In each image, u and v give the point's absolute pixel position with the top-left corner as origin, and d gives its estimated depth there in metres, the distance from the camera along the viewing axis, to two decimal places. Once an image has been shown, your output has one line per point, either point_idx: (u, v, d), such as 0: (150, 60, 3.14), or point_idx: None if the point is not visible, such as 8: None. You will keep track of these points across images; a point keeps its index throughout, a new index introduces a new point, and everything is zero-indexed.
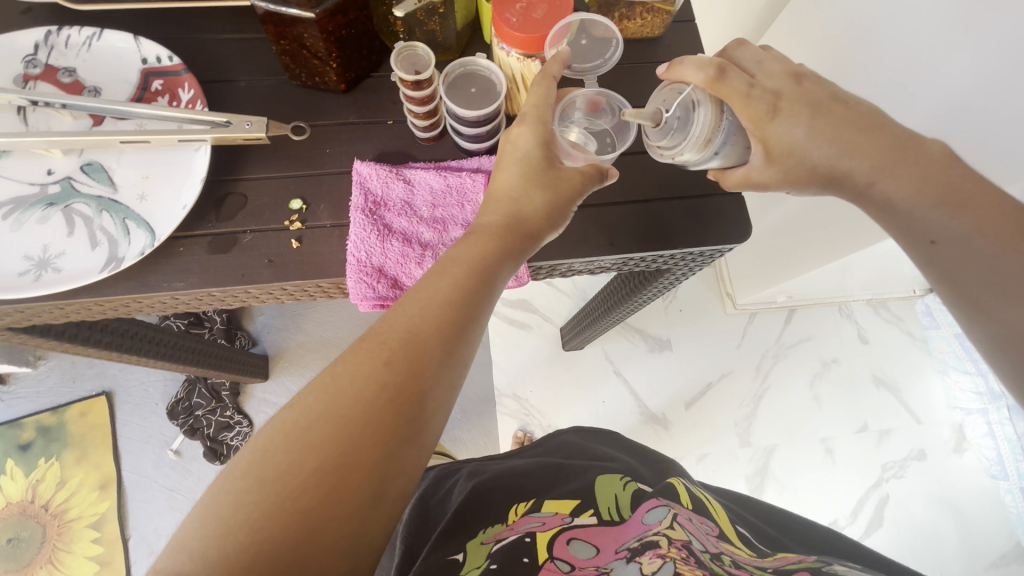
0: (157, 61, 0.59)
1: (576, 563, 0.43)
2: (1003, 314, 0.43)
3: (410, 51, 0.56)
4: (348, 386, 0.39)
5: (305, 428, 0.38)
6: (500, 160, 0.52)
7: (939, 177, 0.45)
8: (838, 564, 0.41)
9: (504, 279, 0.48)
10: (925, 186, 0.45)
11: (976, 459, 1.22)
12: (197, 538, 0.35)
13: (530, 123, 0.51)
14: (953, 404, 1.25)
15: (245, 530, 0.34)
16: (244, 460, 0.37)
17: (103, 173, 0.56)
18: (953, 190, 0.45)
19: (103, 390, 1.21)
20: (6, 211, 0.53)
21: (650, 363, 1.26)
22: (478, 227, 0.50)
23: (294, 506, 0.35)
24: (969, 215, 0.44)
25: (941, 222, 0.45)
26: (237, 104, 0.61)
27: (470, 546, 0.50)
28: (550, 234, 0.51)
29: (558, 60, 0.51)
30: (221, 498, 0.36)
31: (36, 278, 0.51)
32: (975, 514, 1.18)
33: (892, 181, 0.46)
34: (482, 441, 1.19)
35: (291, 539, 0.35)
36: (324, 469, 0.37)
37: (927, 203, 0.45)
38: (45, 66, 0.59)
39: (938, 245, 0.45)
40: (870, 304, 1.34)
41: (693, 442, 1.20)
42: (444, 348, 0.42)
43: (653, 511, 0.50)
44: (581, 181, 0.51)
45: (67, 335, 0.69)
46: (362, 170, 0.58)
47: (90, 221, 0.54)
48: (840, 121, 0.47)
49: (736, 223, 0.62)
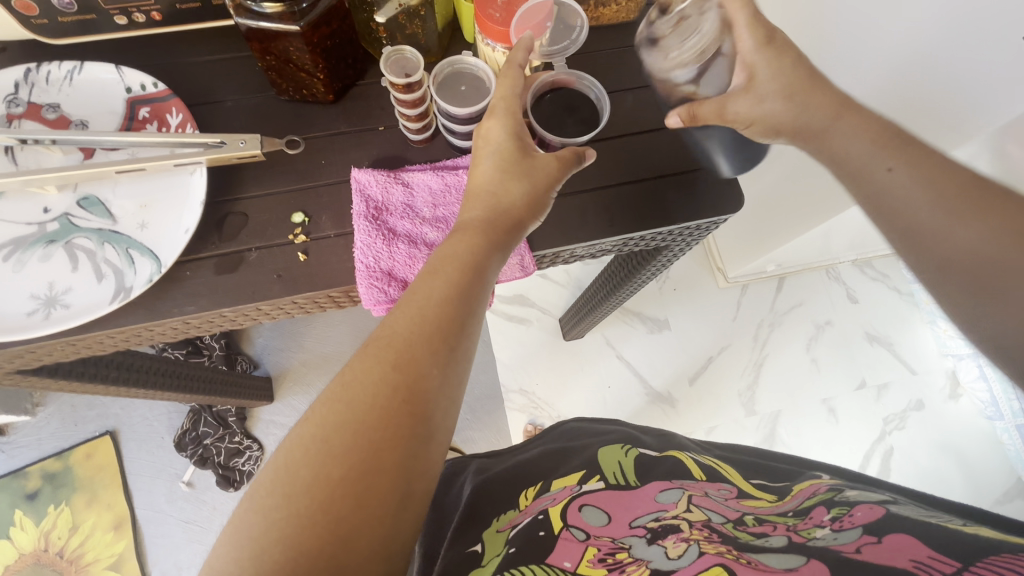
0: (142, 89, 0.59)
1: (591, 531, 0.45)
2: (953, 239, 0.43)
3: (397, 54, 0.55)
4: (361, 392, 0.40)
5: (325, 440, 0.38)
6: (476, 156, 0.53)
7: (885, 128, 0.49)
8: (848, 488, 0.43)
9: (495, 271, 0.49)
10: (876, 132, 0.49)
11: (971, 403, 1.26)
12: (233, 562, 0.35)
13: (500, 116, 0.52)
14: (944, 351, 1.30)
15: (280, 549, 0.35)
16: (270, 478, 0.37)
17: (100, 205, 0.56)
18: (898, 135, 0.49)
19: (107, 430, 1.19)
20: (6, 252, 0.53)
21: (650, 343, 1.28)
22: (461, 224, 0.51)
23: (323, 516, 0.36)
24: (912, 156, 0.47)
25: (891, 163, 0.47)
26: (224, 123, 0.61)
27: (487, 536, 0.52)
28: (532, 223, 0.52)
29: (522, 47, 0.52)
30: (252, 519, 0.36)
31: (45, 317, 0.52)
32: (976, 455, 1.23)
33: (843, 128, 0.50)
34: (495, 437, 1.21)
35: (326, 552, 0.35)
36: (350, 477, 0.37)
37: (876, 145, 0.48)
38: (28, 104, 0.58)
39: (892, 174, 0.47)
40: (855, 265, 1.37)
41: (700, 415, 1.23)
42: (449, 344, 0.43)
43: (666, 491, 0.48)
44: (558, 167, 0.52)
45: (74, 374, 0.68)
46: (361, 177, 0.59)
47: (93, 254, 0.54)
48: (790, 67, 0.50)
49: (729, 194, 0.64)
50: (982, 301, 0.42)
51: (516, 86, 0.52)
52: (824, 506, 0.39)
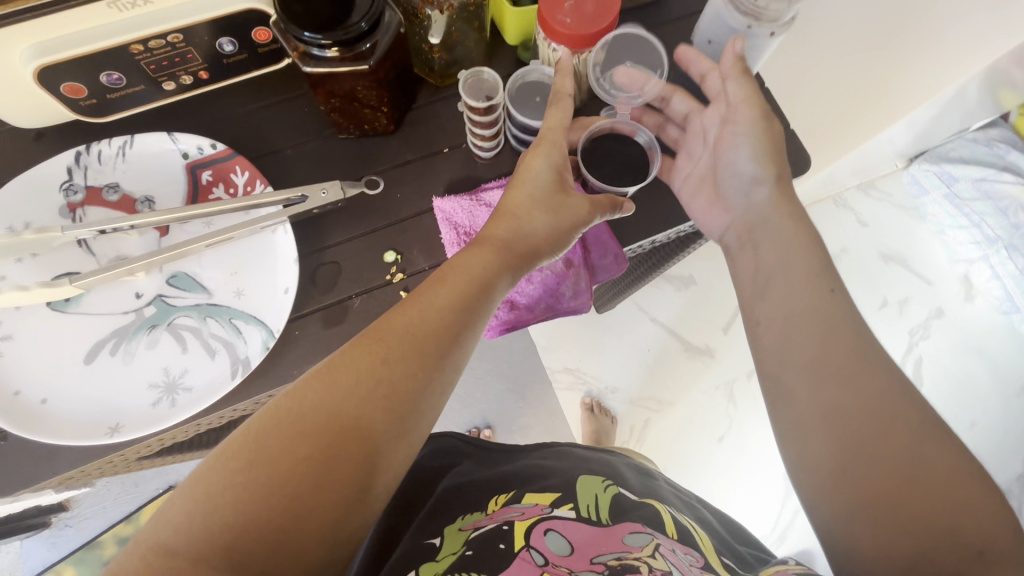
0: (200, 152, 0.57)
1: (550, 556, 0.46)
2: (800, 296, 0.49)
3: (476, 76, 0.56)
4: (345, 378, 0.39)
5: (298, 414, 0.37)
6: (513, 180, 0.53)
7: (791, 202, 0.54)
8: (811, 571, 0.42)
9: (503, 292, 0.48)
10: (777, 196, 0.54)
11: (987, 302, 1.33)
12: (182, 514, 0.34)
13: (544, 149, 0.53)
14: (954, 258, 1.35)
15: (231, 513, 0.34)
16: (236, 440, 0.36)
17: (192, 281, 0.55)
18: (791, 207, 0.54)
19: (169, 485, 1.19)
20: (111, 346, 0.52)
21: (680, 302, 1.31)
22: (481, 237, 0.50)
23: (282, 488, 0.35)
24: (789, 222, 0.53)
25: (781, 226, 0.53)
26: (288, 173, 0.59)
27: (449, 531, 0.55)
28: (549, 257, 0.53)
29: (563, 73, 0.54)
30: (211, 477, 0.35)
31: (171, 404, 0.51)
32: (998, 349, 1.31)
33: (754, 181, 0.55)
34: (552, 419, 1.24)
35: (278, 523, 0.34)
36: (315, 457, 0.36)
37: (769, 203, 0.54)
38: (86, 189, 0.56)
39: (791, 227, 0.53)
40: (859, 189, 1.41)
41: (740, 360, 1.28)
42: (440, 352, 0.42)
43: (635, 534, 0.50)
44: (590, 210, 0.53)
45: (190, 446, 0.68)
46: (445, 206, 0.58)
47: (199, 331, 0.53)
48: (776, 135, 0.55)
49: (795, 156, 0.64)
50: (827, 339, 0.46)
51: (563, 119, 0.54)
52: None
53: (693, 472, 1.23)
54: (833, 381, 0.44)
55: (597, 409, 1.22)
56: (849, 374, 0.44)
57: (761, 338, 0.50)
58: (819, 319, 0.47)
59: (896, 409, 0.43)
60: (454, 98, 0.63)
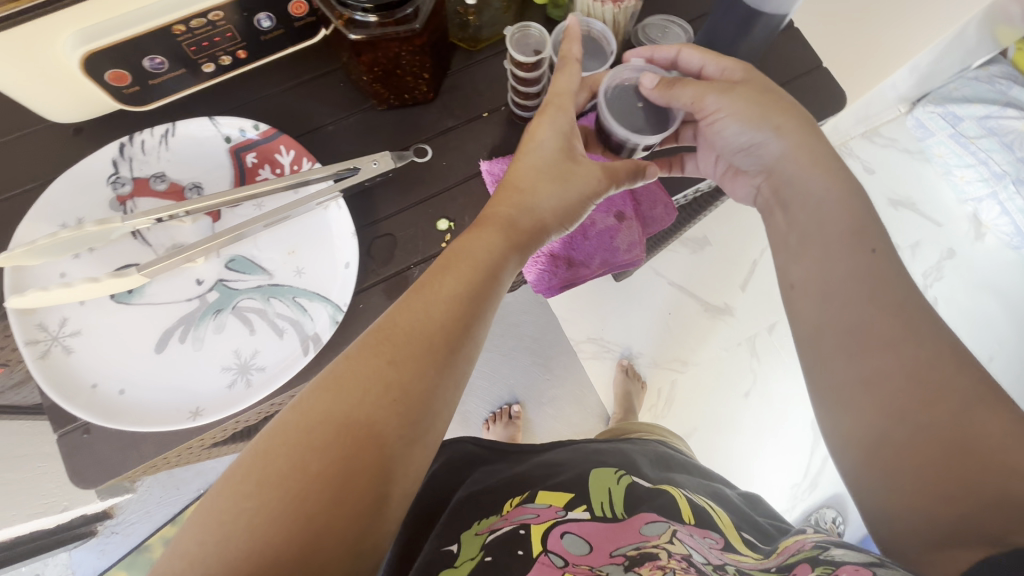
0: (242, 134, 0.57)
1: (569, 558, 0.47)
2: (838, 261, 0.45)
3: (522, 32, 0.56)
4: (354, 385, 0.38)
5: (307, 429, 0.36)
6: (519, 150, 0.52)
7: (818, 157, 0.49)
8: (834, 541, 0.42)
9: (511, 274, 0.47)
10: (801, 150, 0.49)
11: (996, 239, 1.35)
12: (194, 546, 0.34)
13: (550, 115, 0.51)
14: (962, 199, 1.36)
15: (244, 537, 0.33)
16: (244, 463, 0.36)
17: (251, 263, 0.54)
18: (818, 159, 0.49)
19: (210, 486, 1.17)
20: (180, 333, 0.52)
21: (697, 263, 1.31)
22: (486, 216, 0.48)
23: (298, 508, 0.34)
24: (818, 176, 0.48)
25: (816, 181, 0.48)
26: (332, 149, 0.59)
27: (465, 536, 0.55)
28: (560, 230, 0.51)
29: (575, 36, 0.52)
30: (221, 503, 0.35)
31: (247, 384, 0.51)
32: (1010, 284, 1.33)
33: (768, 141, 0.50)
34: (582, 389, 1.25)
35: (297, 546, 0.34)
36: (329, 471, 0.35)
37: (786, 159, 0.50)
38: (134, 181, 0.55)
39: (819, 183, 0.48)
40: (865, 137, 1.41)
41: (760, 315, 1.29)
42: (451, 346, 0.41)
43: (651, 524, 0.51)
44: (599, 175, 0.51)
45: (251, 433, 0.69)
46: (494, 168, 0.58)
47: (264, 312, 0.53)
48: (765, 97, 0.50)
49: (828, 93, 0.65)
50: (873, 304, 0.42)
51: (572, 92, 0.51)
52: (806, 562, 0.39)
53: (723, 428, 1.25)
54: (876, 345, 0.41)
55: (631, 371, 1.22)
56: (895, 340, 0.40)
57: (796, 304, 0.47)
58: (854, 287, 0.43)
59: (955, 389, 0.38)
60: (488, 61, 0.62)
